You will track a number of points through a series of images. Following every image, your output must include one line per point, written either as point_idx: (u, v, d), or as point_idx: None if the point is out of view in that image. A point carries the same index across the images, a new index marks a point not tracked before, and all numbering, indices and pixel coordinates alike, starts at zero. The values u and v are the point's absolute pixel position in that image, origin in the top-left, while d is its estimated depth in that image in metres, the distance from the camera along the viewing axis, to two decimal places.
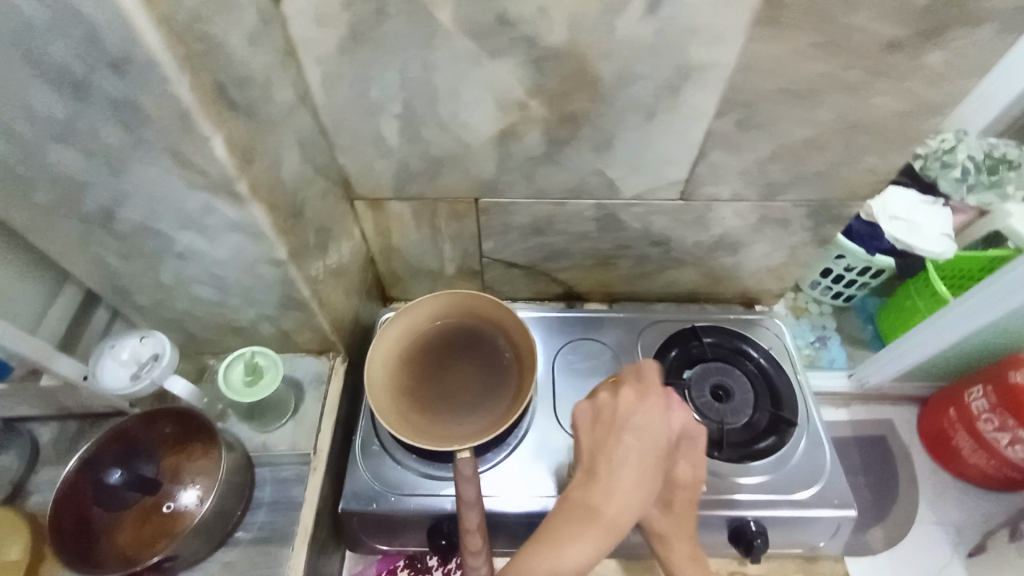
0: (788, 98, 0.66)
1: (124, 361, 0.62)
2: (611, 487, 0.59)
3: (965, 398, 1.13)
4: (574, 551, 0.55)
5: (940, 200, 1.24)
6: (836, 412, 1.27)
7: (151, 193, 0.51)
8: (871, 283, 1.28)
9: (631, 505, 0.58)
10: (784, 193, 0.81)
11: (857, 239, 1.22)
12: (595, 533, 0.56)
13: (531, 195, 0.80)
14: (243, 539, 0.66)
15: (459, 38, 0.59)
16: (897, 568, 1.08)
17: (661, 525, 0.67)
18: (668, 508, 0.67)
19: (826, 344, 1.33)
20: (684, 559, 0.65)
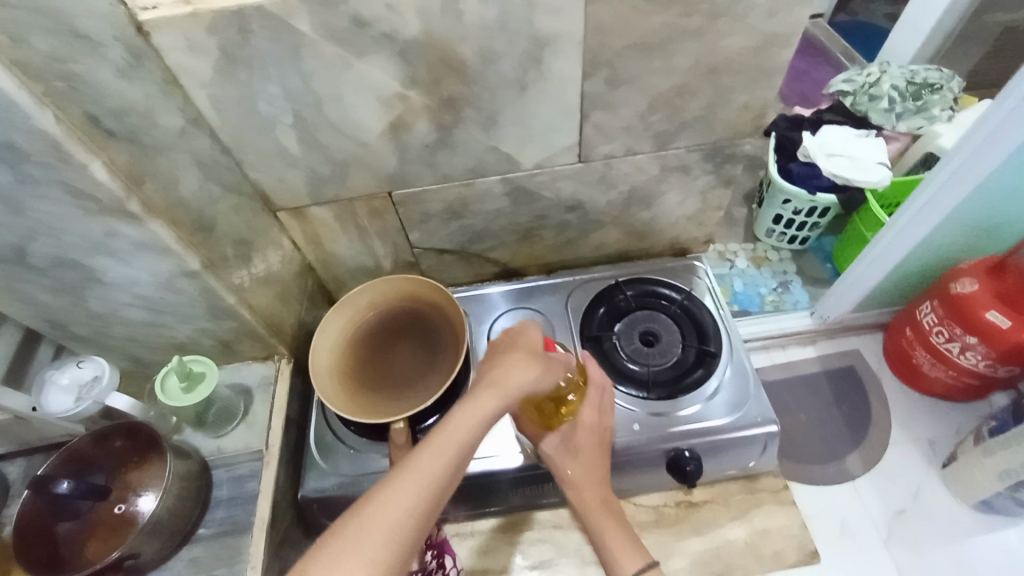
0: (642, 51, 0.71)
1: (65, 386, 0.69)
2: (507, 363, 0.60)
3: (918, 316, 1.14)
4: (468, 418, 0.53)
5: (872, 132, 1.26)
6: (804, 350, 1.28)
7: (53, 227, 0.57)
8: (821, 223, 1.33)
9: (527, 373, 0.59)
10: (674, 141, 0.86)
11: (798, 181, 1.27)
12: (488, 396, 0.55)
13: (438, 181, 0.85)
14: (205, 535, 0.72)
15: (324, 44, 0.64)
16: (876, 488, 1.08)
17: (576, 473, 0.73)
18: (580, 454, 0.73)
19: (789, 288, 1.37)
20: (594, 501, 0.72)
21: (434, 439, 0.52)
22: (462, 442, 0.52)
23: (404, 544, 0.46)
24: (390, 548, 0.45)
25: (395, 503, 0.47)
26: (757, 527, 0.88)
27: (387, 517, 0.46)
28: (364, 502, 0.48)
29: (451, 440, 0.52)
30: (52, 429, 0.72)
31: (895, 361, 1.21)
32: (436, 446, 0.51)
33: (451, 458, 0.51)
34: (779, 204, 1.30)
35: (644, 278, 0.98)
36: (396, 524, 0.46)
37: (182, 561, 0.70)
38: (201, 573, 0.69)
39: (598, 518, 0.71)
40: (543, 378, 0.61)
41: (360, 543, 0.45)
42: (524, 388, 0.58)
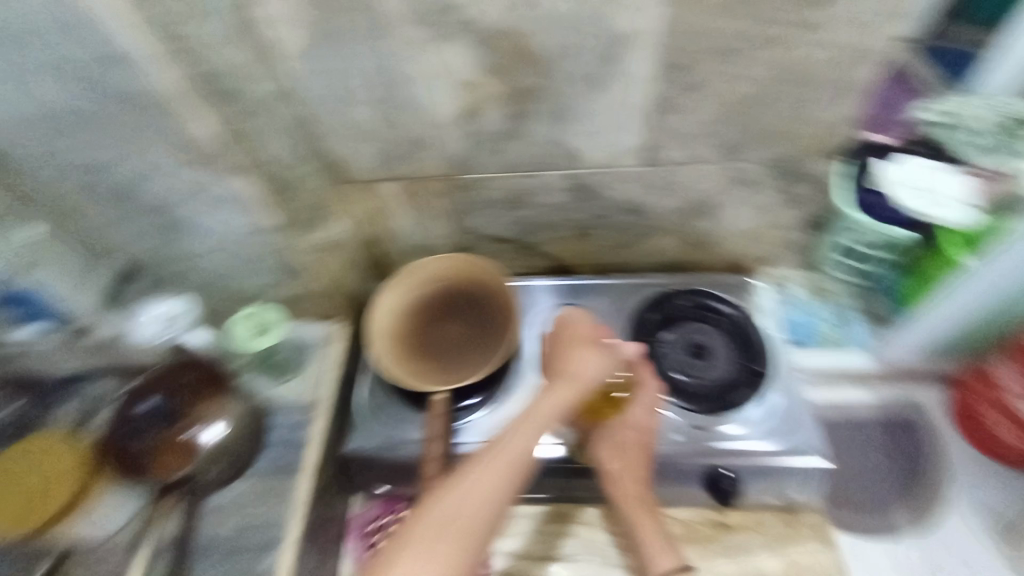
0: (719, 57, 0.71)
1: (155, 319, 0.76)
2: (573, 361, 0.75)
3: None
4: (541, 411, 0.68)
5: None
6: None
7: (162, 173, 0.63)
8: None
9: (590, 367, 0.74)
10: (744, 152, 0.85)
11: None
12: (560, 391, 0.71)
13: (502, 169, 0.88)
14: (255, 473, 0.77)
15: (411, 26, 0.68)
16: None
17: (618, 468, 0.77)
18: (625, 449, 0.77)
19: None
20: (632, 497, 0.75)
21: (513, 429, 0.67)
22: (533, 432, 0.66)
23: (484, 517, 0.61)
24: (476, 518, 0.60)
25: (474, 485, 0.62)
26: (791, 559, 0.84)
27: (467, 502, 0.61)
28: (455, 481, 0.63)
29: (522, 438, 0.66)
30: (137, 357, 0.80)
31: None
32: (517, 436, 0.66)
33: (518, 453, 0.64)
34: None
35: (697, 289, 0.98)
36: (482, 497, 0.61)
37: (233, 494, 0.76)
38: (247, 506, 0.75)
39: (636, 515, 0.74)
40: (604, 371, 0.76)
41: (446, 525, 0.59)
42: (589, 380, 0.73)
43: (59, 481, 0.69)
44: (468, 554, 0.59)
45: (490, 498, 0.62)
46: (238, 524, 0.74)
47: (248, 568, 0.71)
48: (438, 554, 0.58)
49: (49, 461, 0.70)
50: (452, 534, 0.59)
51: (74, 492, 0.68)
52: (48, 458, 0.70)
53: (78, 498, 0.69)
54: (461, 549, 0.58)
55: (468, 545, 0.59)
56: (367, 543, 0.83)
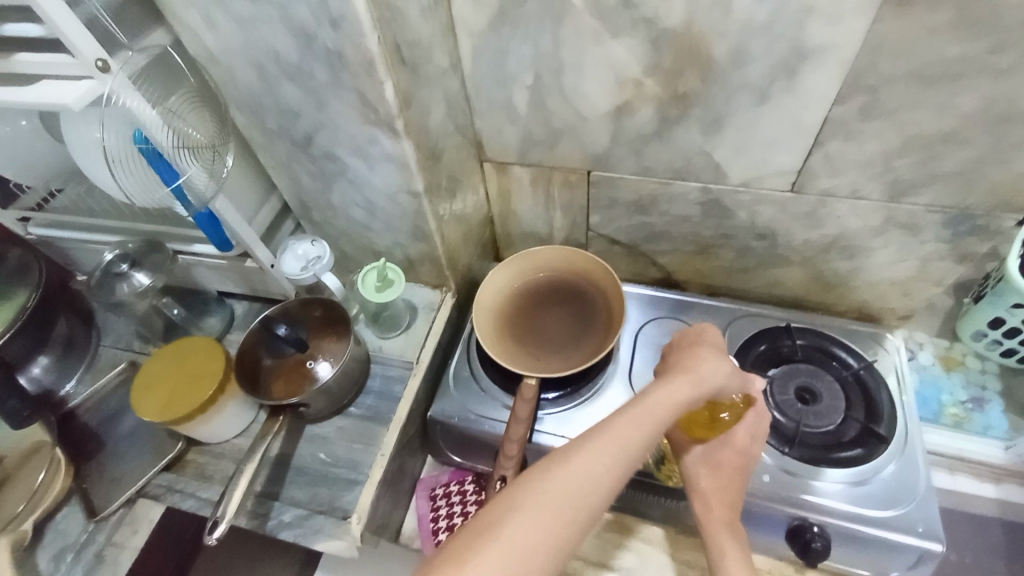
0: (917, 84, 0.64)
1: (298, 256, 0.83)
2: (699, 360, 0.64)
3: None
4: (662, 402, 0.56)
5: None
6: None
7: (338, 126, 0.69)
8: None
9: (719, 372, 0.63)
10: (914, 194, 0.77)
11: None
12: (683, 385, 0.59)
13: (638, 171, 0.87)
14: (354, 413, 0.83)
15: (586, 18, 0.69)
16: None
17: (708, 488, 0.71)
18: (719, 468, 0.72)
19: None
20: (719, 521, 0.69)
21: (626, 411, 0.55)
22: (652, 422, 0.54)
23: (592, 506, 0.49)
24: (581, 505, 0.49)
25: (588, 463, 0.50)
26: None
27: (577, 480, 0.49)
28: (557, 456, 0.52)
29: (636, 424, 0.54)
30: (275, 286, 0.90)
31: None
32: (629, 419, 0.54)
33: (630, 442, 0.53)
34: None
35: (816, 330, 0.91)
36: (591, 485, 0.50)
37: (333, 427, 0.82)
38: (343, 440, 0.81)
39: (721, 541, 0.68)
40: (729, 379, 0.65)
41: (549, 498, 0.48)
42: (714, 383, 0.62)
43: (202, 383, 0.77)
44: (566, 545, 0.47)
45: (601, 483, 0.50)
46: (333, 455, 0.80)
47: (334, 496, 0.76)
48: (539, 532, 0.46)
49: (200, 361, 0.79)
50: (553, 512, 0.47)
51: (211, 393, 0.76)
52: (200, 357, 0.80)
53: (214, 399, 0.77)
54: (561, 537, 0.47)
55: (571, 533, 0.48)
56: (434, 505, 0.88)
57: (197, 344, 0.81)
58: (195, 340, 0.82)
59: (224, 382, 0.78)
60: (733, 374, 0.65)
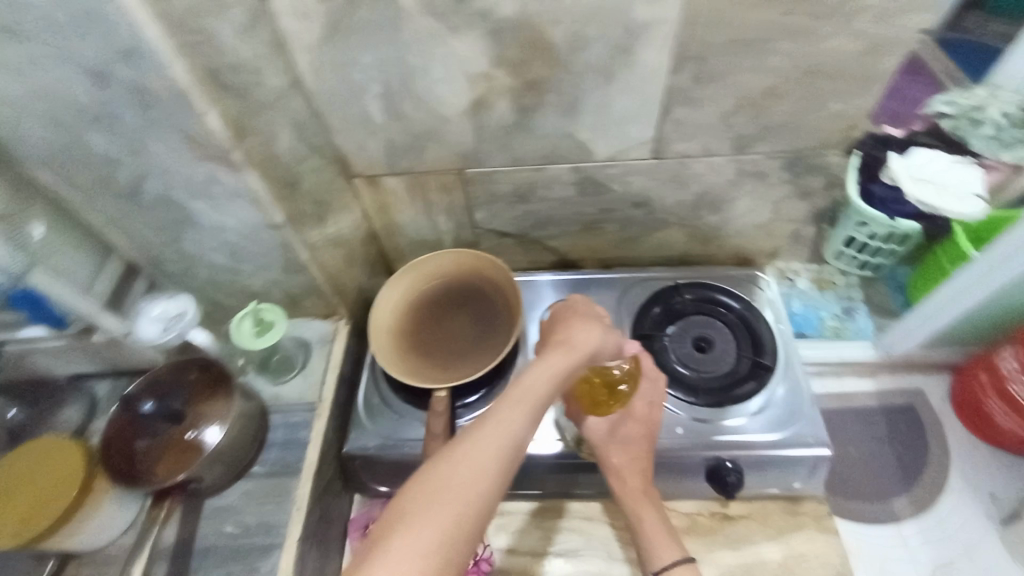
0: (737, 47, 0.69)
1: (154, 318, 0.73)
2: (573, 330, 0.64)
3: (998, 363, 1.06)
4: (541, 382, 0.56)
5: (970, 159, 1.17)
6: (862, 382, 1.22)
7: (165, 168, 0.62)
8: (899, 250, 1.24)
9: (594, 339, 0.63)
10: (756, 145, 0.84)
11: (880, 204, 1.14)
12: (560, 359, 0.59)
13: (510, 163, 0.87)
14: (258, 472, 0.76)
15: (420, 18, 0.66)
16: (926, 538, 1.02)
17: (621, 461, 0.75)
18: (625, 440, 0.76)
19: (853, 316, 1.29)
20: (635, 490, 0.74)
21: (507, 398, 0.54)
22: (531, 404, 0.54)
23: (483, 499, 0.49)
24: (469, 502, 0.48)
25: (470, 458, 0.50)
26: (793, 550, 0.84)
27: (461, 477, 0.49)
28: (442, 458, 0.51)
29: (515, 410, 0.53)
30: (138, 355, 0.79)
31: (964, 407, 1.13)
32: (509, 406, 0.54)
33: (512, 429, 0.52)
34: (854, 226, 1.22)
35: (702, 283, 0.96)
36: (479, 478, 0.49)
37: (237, 494, 0.75)
38: (252, 505, 0.74)
39: (639, 508, 0.73)
40: (607, 344, 0.65)
41: (436, 501, 0.47)
42: (591, 351, 0.62)
43: (63, 485, 0.67)
44: (461, 544, 0.46)
45: (486, 473, 0.49)
46: (243, 524, 0.72)
47: (252, 569, 0.69)
48: (427, 537, 0.45)
49: (57, 461, 0.69)
50: (440, 514, 0.46)
51: (75, 497, 0.66)
52: (56, 456, 0.70)
53: (80, 501, 0.67)
54: (452, 538, 0.46)
55: (463, 530, 0.47)
56: None
57: (51, 443, 0.71)
58: (49, 440, 0.72)
59: (90, 479, 0.68)
60: (609, 336, 0.65)
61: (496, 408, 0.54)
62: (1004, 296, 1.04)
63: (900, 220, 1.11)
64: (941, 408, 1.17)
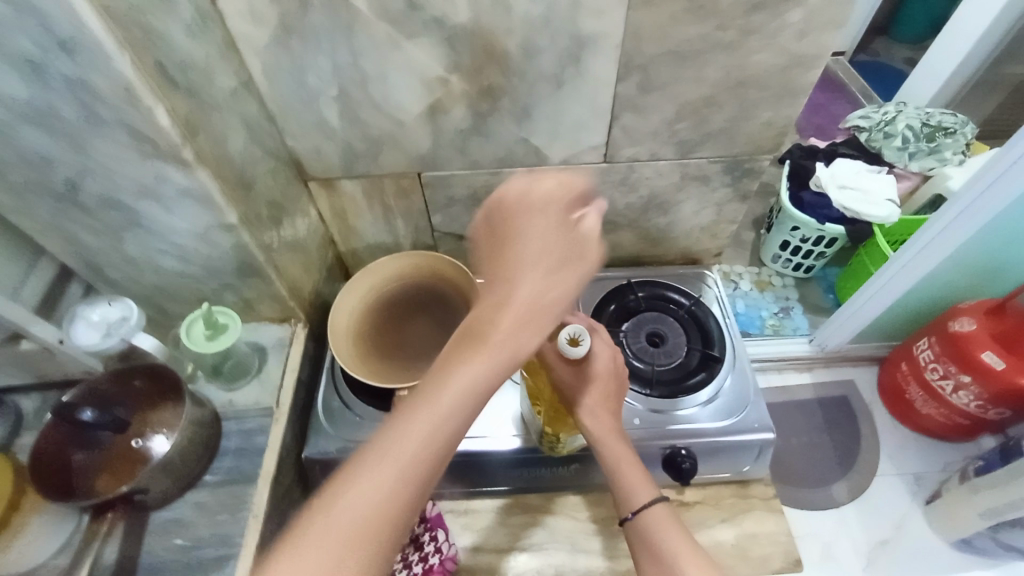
0: (674, 60, 0.74)
1: (94, 324, 0.69)
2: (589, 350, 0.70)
3: (914, 351, 1.16)
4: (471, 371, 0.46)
5: (884, 169, 1.30)
6: (801, 376, 1.31)
7: (109, 167, 0.59)
8: (827, 253, 1.35)
9: (603, 355, 0.71)
10: (697, 150, 0.90)
11: (809, 209, 1.30)
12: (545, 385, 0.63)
13: (467, 166, 0.89)
14: (210, 482, 0.72)
15: (376, 23, 0.68)
16: (863, 519, 1.10)
17: (592, 400, 0.70)
18: (593, 384, 0.70)
19: (790, 314, 1.40)
20: (605, 429, 0.71)
21: (435, 380, 0.47)
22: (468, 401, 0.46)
23: (401, 498, 0.42)
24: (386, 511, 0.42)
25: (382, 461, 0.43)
26: (745, 530, 0.89)
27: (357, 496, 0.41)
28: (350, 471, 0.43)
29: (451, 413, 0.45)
30: (71, 366, 0.73)
31: (889, 395, 1.24)
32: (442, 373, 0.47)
33: (448, 427, 0.45)
34: (788, 230, 1.33)
35: (655, 281, 0.99)
36: (455, 385, 0.46)
37: (188, 506, 0.70)
38: (203, 519, 0.69)
39: (607, 443, 0.71)
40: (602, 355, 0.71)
41: (341, 525, 0.41)
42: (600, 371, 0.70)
43: None
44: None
45: (450, 422, 0.45)
46: (195, 538, 0.67)
47: None
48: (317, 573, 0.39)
49: None
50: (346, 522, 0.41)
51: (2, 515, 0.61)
52: None
53: (4, 523, 0.61)
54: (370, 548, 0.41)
55: (412, 485, 0.43)
56: None
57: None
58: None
59: (17, 499, 0.63)
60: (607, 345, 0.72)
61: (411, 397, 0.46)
62: (915, 290, 1.15)
63: (828, 224, 1.26)
64: (869, 395, 1.28)
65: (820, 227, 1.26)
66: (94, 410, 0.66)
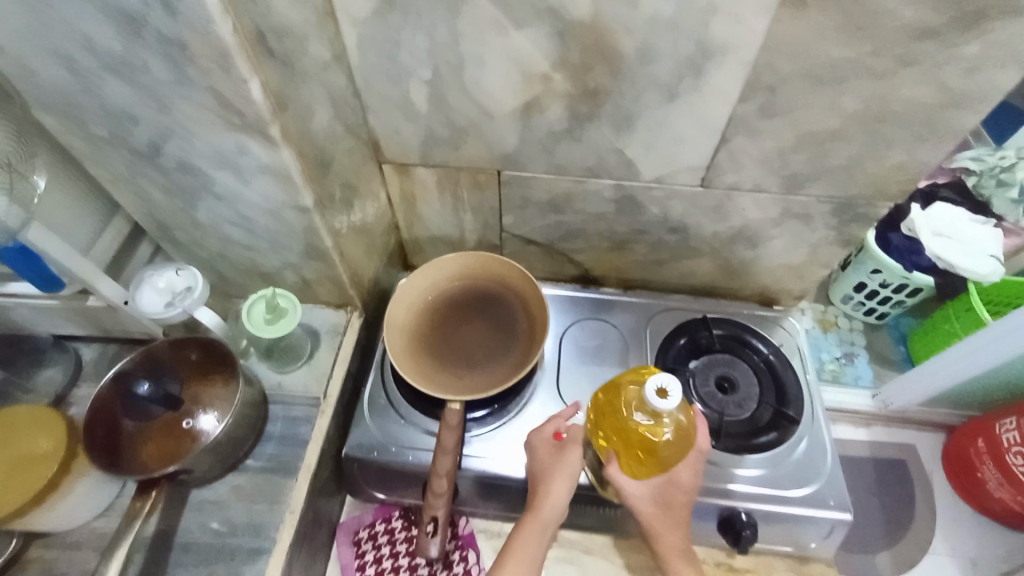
0: (811, 83, 0.65)
1: (160, 289, 0.67)
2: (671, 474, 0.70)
3: (997, 429, 1.03)
4: (561, 489, 0.72)
5: (992, 221, 1.14)
6: (855, 431, 1.20)
7: (192, 133, 0.55)
8: (907, 301, 1.21)
9: (684, 475, 0.70)
10: (807, 186, 0.80)
11: (895, 253, 1.16)
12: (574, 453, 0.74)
13: (550, 170, 0.83)
14: (252, 467, 0.70)
15: (485, 6, 0.61)
16: None
17: (663, 523, 0.71)
18: (665, 512, 0.71)
19: (853, 361, 1.26)
20: (673, 549, 0.71)
21: (532, 514, 0.71)
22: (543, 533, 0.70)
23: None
24: None
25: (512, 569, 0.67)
26: None
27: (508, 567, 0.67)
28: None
29: (531, 540, 0.69)
30: (130, 325, 0.73)
31: (954, 464, 1.12)
32: (526, 539, 0.69)
33: (556, 505, 0.72)
34: (867, 272, 1.18)
35: (733, 321, 0.91)
36: (554, 498, 0.71)
37: (226, 488, 0.69)
38: (240, 502, 0.68)
39: (672, 561, 0.70)
40: (692, 478, 0.71)
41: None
42: (684, 487, 0.71)
43: (38, 465, 0.61)
44: None
45: (547, 526, 0.71)
46: (229, 522, 0.66)
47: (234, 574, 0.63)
48: None
49: (34, 435, 0.63)
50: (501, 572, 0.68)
51: (51, 476, 0.60)
52: (26, 430, 0.64)
53: (54, 483, 0.60)
54: None
55: None
56: (358, 551, 0.80)
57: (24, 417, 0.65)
58: (21, 411, 0.65)
59: (68, 461, 0.62)
60: (697, 461, 0.71)
61: (518, 531, 0.70)
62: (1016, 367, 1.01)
63: (916, 272, 1.12)
64: (931, 465, 1.16)
65: (906, 274, 1.13)
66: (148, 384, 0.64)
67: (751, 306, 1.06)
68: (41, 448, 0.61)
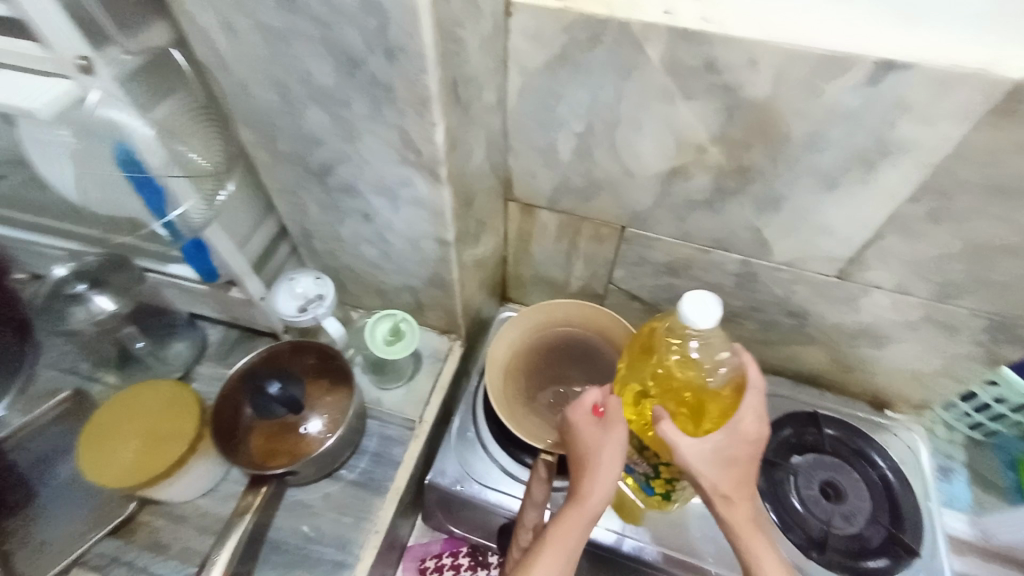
0: (999, 195, 0.59)
1: (296, 294, 0.71)
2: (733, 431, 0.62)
3: None
4: (607, 465, 0.63)
5: None
6: None
7: (367, 162, 0.58)
8: None
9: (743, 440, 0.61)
10: (960, 297, 0.73)
11: None
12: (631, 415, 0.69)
13: (676, 235, 0.81)
14: (344, 477, 0.76)
15: (658, 75, 0.61)
16: None
17: (730, 486, 0.62)
18: (735, 478, 0.62)
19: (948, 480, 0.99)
20: (746, 522, 0.62)
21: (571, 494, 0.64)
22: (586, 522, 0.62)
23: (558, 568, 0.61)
24: None
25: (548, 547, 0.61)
26: None
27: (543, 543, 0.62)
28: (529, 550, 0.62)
29: (570, 523, 0.62)
30: (261, 319, 0.80)
31: None
32: (567, 518, 0.62)
33: (597, 489, 0.62)
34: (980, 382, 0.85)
35: (850, 424, 0.85)
36: (598, 486, 0.63)
37: (321, 493, 0.76)
38: (332, 512, 0.74)
39: (744, 530, 0.62)
40: (750, 435, 0.62)
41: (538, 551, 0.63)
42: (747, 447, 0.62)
43: (173, 443, 0.70)
44: None
45: (586, 503, 0.62)
46: (318, 529, 0.73)
47: None
48: None
49: (171, 412, 0.72)
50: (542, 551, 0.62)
51: (179, 457, 0.69)
52: (164, 404, 0.73)
53: (181, 462, 0.70)
54: None
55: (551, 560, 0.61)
56: None
57: (163, 392, 0.74)
58: (161, 385, 0.75)
59: (196, 441, 0.71)
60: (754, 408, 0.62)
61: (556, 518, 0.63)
62: None
63: None
64: None
65: None
66: (279, 385, 0.68)
67: (860, 406, 0.97)
68: (179, 430, 0.70)
